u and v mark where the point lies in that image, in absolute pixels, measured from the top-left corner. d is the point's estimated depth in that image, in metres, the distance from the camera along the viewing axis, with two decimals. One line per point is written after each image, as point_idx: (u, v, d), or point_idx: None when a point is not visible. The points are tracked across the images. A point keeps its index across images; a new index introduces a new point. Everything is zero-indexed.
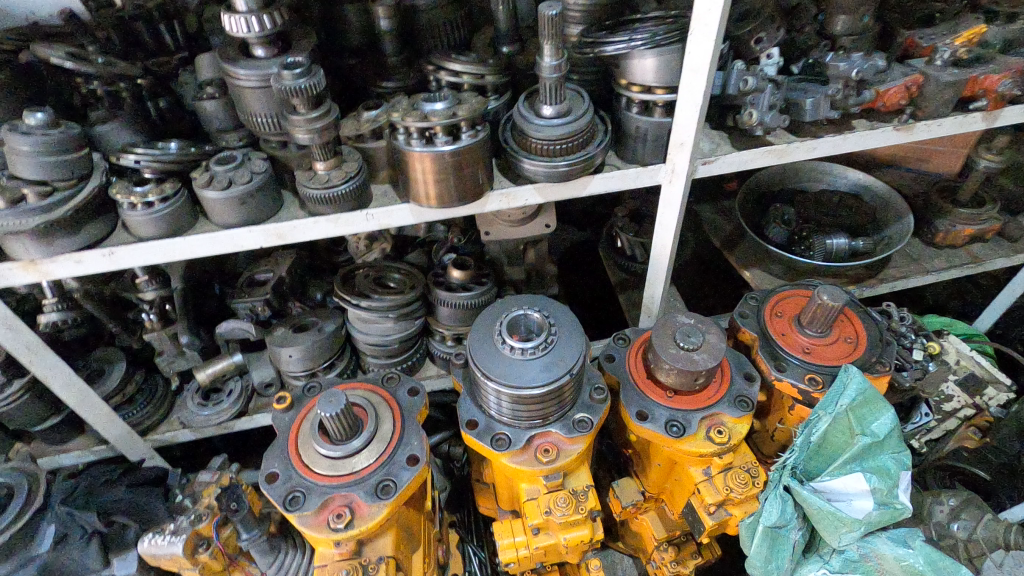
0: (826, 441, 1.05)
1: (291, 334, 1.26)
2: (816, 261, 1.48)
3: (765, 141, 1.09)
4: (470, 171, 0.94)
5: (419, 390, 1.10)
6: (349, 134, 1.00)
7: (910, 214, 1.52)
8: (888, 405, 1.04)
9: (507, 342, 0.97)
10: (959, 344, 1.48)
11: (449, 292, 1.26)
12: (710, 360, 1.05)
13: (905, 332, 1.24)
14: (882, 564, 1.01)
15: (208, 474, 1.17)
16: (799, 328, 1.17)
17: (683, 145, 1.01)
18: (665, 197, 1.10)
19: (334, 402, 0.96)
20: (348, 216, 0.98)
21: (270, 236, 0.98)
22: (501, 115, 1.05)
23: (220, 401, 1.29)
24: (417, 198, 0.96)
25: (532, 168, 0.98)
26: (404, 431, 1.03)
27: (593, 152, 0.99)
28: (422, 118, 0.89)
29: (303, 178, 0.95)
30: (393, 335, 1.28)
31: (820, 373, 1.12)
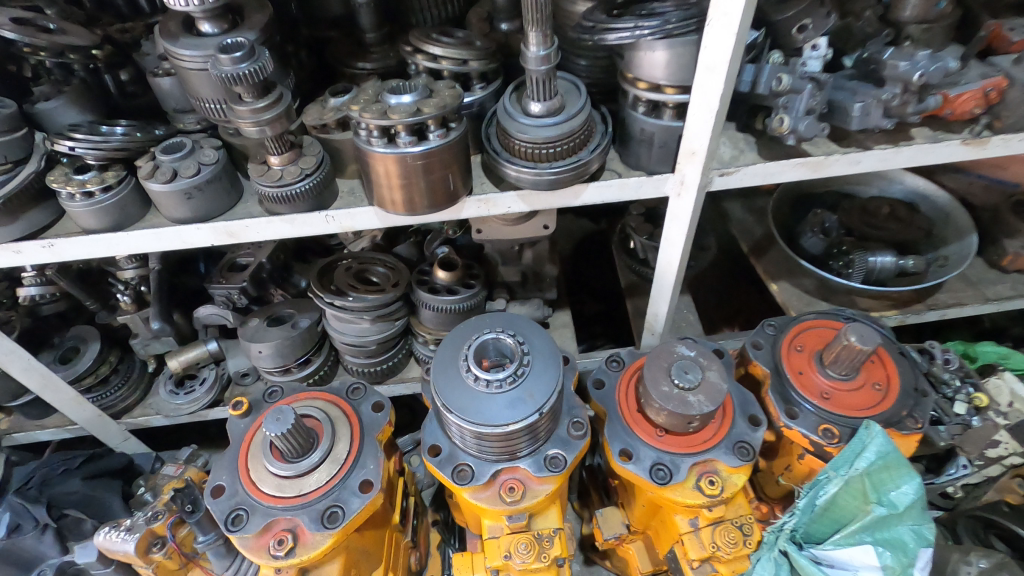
0: (834, 504, 0.92)
1: (264, 328, 1.19)
2: (854, 282, 1.31)
3: (799, 151, 0.92)
4: (441, 176, 0.82)
5: (384, 405, 1.01)
6: (313, 123, 0.89)
7: (974, 233, 1.32)
8: (913, 472, 0.90)
9: (472, 371, 0.86)
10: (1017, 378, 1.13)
11: (431, 294, 1.15)
12: (707, 403, 0.92)
13: (946, 379, 1.08)
14: None
15: (173, 469, 1.15)
16: (820, 367, 1.03)
17: (695, 154, 0.85)
18: (672, 211, 0.95)
19: (281, 419, 0.88)
20: (305, 217, 0.88)
21: (221, 234, 0.89)
22: (487, 107, 0.92)
23: (193, 390, 1.25)
24: (381, 203, 0.85)
25: (515, 173, 0.85)
26: (361, 452, 0.95)
27: (587, 158, 0.84)
28: (382, 115, 0.76)
29: (256, 173, 0.85)
30: (371, 336, 1.19)
31: (837, 425, 0.98)
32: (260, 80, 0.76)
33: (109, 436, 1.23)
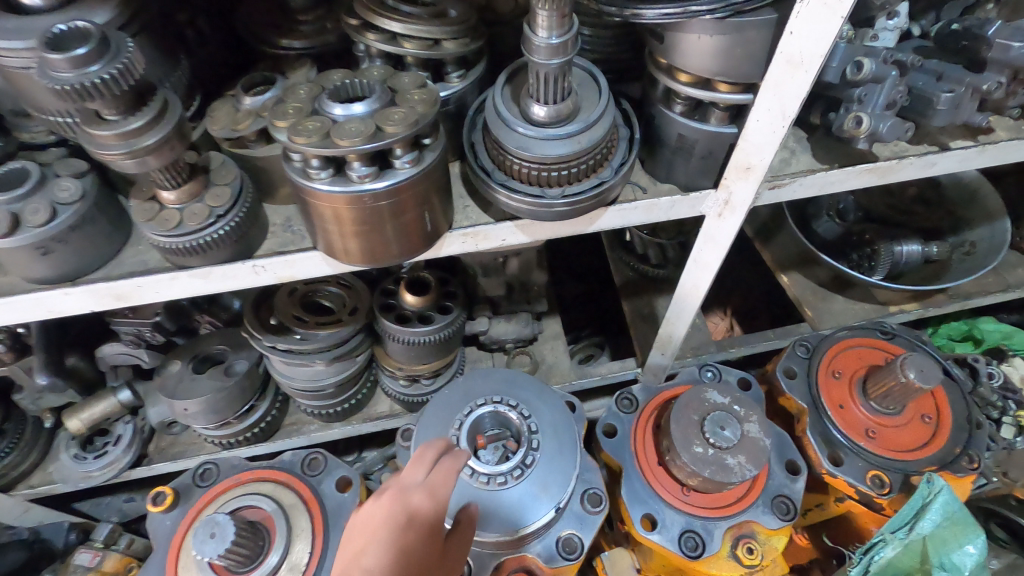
0: (888, 568, 0.80)
1: (189, 376, 0.94)
2: (878, 279, 1.15)
3: (866, 154, 0.73)
4: (415, 216, 0.58)
5: (352, 481, 0.81)
6: (222, 134, 0.62)
7: (1006, 217, 1.15)
8: (979, 532, 0.78)
9: (469, 463, 0.70)
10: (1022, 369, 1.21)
11: (399, 325, 0.93)
12: (750, 466, 0.76)
13: (992, 398, 0.96)
14: None
15: (88, 556, 0.93)
16: (862, 399, 0.89)
17: (750, 169, 0.64)
18: (707, 232, 0.75)
19: (217, 536, 0.67)
20: (223, 270, 0.62)
21: (103, 298, 0.63)
22: (469, 101, 0.67)
23: (106, 452, 1.00)
24: (330, 250, 0.60)
25: (512, 203, 0.62)
26: (327, 550, 0.76)
27: (610, 181, 0.62)
28: (324, 141, 0.51)
29: (143, 217, 0.59)
30: (327, 378, 0.97)
31: (886, 470, 0.85)
32: (129, 89, 0.50)
33: (4, 513, 0.99)
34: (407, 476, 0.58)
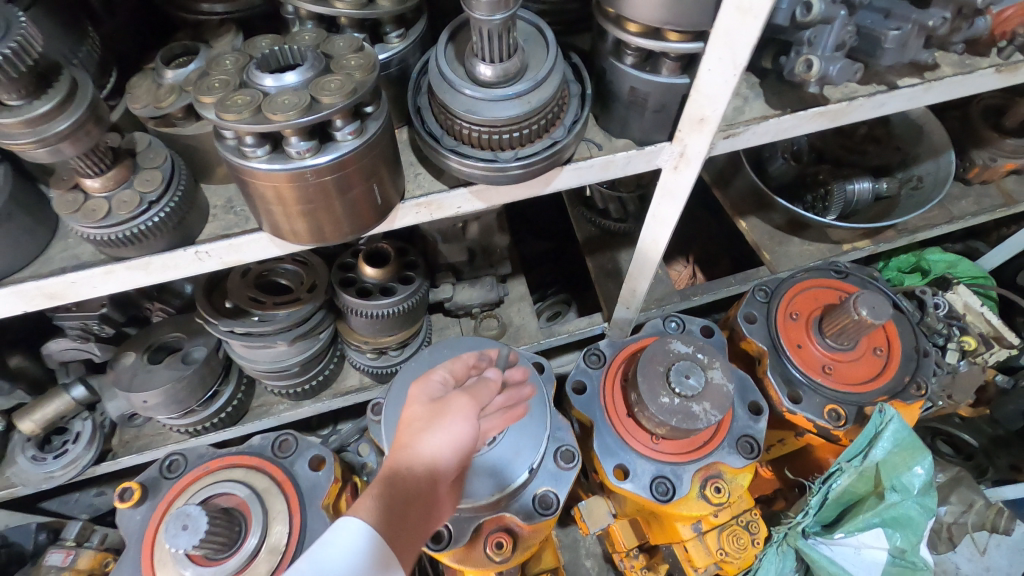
0: (845, 493, 0.85)
1: (144, 368, 0.91)
2: (833, 218, 1.18)
3: (817, 98, 0.73)
4: (364, 188, 0.56)
5: (326, 459, 0.81)
6: (145, 114, 0.58)
7: (951, 151, 1.18)
8: (927, 453, 0.83)
9: None
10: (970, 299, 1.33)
11: (360, 299, 0.91)
12: (714, 411, 0.79)
13: (939, 327, 1.01)
14: None
15: (60, 557, 0.90)
16: (818, 337, 0.92)
17: (704, 121, 0.63)
18: (664, 186, 0.75)
19: (190, 528, 0.66)
20: (164, 260, 0.59)
21: (33, 298, 0.59)
22: (412, 63, 0.64)
23: (66, 451, 0.97)
24: (275, 231, 0.57)
25: (465, 168, 0.60)
26: (306, 529, 0.76)
27: (564, 140, 0.61)
28: (255, 116, 0.48)
29: (67, 209, 0.55)
30: (291, 359, 0.94)
31: (842, 403, 0.89)
32: (30, 69, 0.45)
33: None
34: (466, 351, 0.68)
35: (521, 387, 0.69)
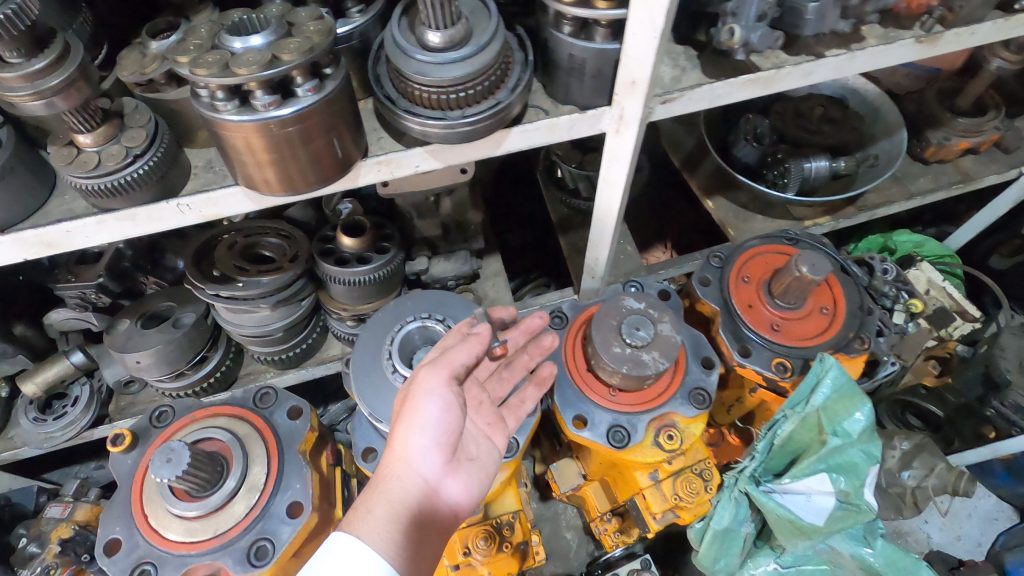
0: (790, 440, 0.91)
1: (138, 332, 0.97)
2: (791, 194, 1.25)
3: (748, 66, 0.79)
4: (325, 142, 0.62)
5: (303, 410, 0.87)
6: (132, 80, 0.65)
7: (904, 129, 1.27)
8: (866, 400, 0.88)
9: (400, 372, 0.75)
10: (931, 272, 1.34)
11: (339, 267, 0.98)
12: (662, 359, 0.85)
13: (886, 290, 1.06)
14: (836, 558, 0.95)
15: (59, 510, 0.96)
16: (768, 298, 0.97)
17: (636, 84, 0.70)
18: (610, 149, 0.81)
19: (173, 461, 0.72)
20: (149, 211, 0.66)
21: (34, 246, 0.66)
22: (372, 36, 0.71)
23: (66, 413, 1.03)
24: (249, 183, 0.64)
25: (420, 127, 0.67)
26: (282, 471, 0.82)
27: (507, 100, 0.67)
28: (223, 71, 0.55)
29: (62, 161, 0.62)
30: (274, 324, 1.01)
31: (790, 357, 0.94)
32: (27, 30, 0.52)
33: None
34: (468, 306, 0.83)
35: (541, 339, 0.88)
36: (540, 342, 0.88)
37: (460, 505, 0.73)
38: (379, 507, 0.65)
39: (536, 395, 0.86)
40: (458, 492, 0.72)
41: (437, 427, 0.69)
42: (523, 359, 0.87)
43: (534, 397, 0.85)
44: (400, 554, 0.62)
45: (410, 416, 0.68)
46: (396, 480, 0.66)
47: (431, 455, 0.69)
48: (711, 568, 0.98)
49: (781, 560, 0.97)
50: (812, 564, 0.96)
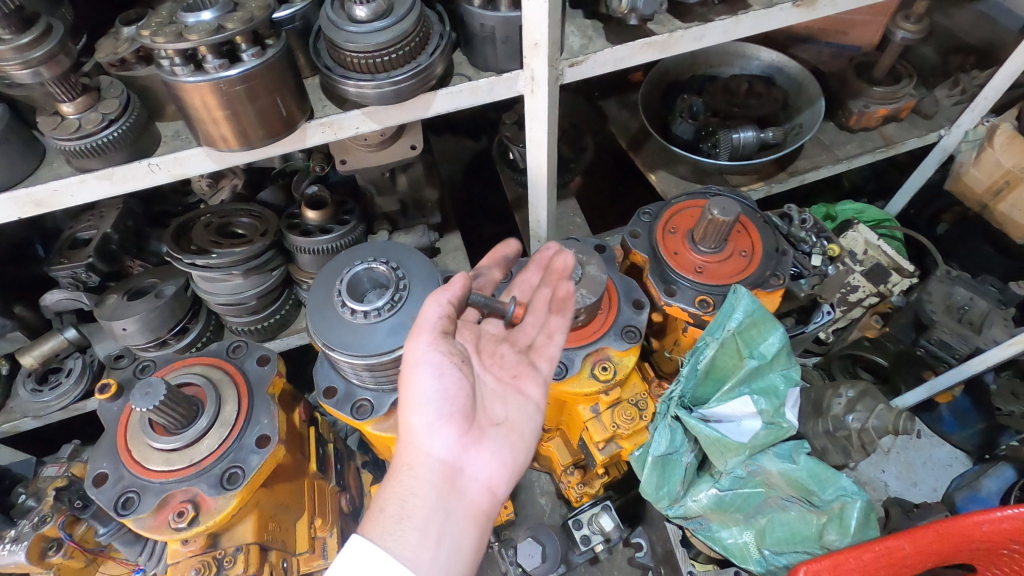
0: (714, 365, 1.01)
1: (124, 303, 1.08)
2: (722, 161, 1.36)
3: (645, 32, 0.91)
4: (270, 101, 0.74)
5: (270, 357, 0.97)
6: (107, 60, 0.77)
7: (823, 98, 1.39)
8: (777, 324, 0.99)
9: (347, 305, 0.84)
10: (869, 233, 1.41)
11: (304, 237, 1.09)
12: (589, 295, 0.95)
13: (805, 237, 1.18)
14: (768, 478, 1.04)
15: (54, 469, 1.05)
16: (692, 245, 1.06)
17: (539, 45, 0.81)
18: (530, 110, 0.92)
19: (150, 393, 0.82)
20: (124, 171, 0.77)
21: (27, 205, 0.77)
22: (313, 20, 0.83)
23: (60, 383, 1.13)
24: (210, 140, 0.76)
25: (356, 89, 0.79)
26: (252, 409, 0.91)
27: (427, 63, 0.79)
28: (177, 38, 0.67)
29: (49, 127, 0.74)
30: (247, 292, 1.12)
31: (711, 294, 1.03)
32: (14, 10, 0.64)
33: None
34: (481, 267, 1.00)
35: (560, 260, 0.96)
36: (556, 266, 0.96)
37: (489, 470, 0.81)
38: (394, 501, 0.76)
39: (562, 324, 0.94)
40: (481, 457, 0.81)
41: (431, 402, 0.78)
42: (543, 293, 0.97)
43: (559, 327, 0.94)
44: (415, 541, 0.72)
45: (405, 398, 0.78)
46: (407, 470, 0.77)
47: (438, 436, 0.78)
48: (655, 498, 1.04)
49: (720, 485, 1.04)
50: (746, 486, 1.04)
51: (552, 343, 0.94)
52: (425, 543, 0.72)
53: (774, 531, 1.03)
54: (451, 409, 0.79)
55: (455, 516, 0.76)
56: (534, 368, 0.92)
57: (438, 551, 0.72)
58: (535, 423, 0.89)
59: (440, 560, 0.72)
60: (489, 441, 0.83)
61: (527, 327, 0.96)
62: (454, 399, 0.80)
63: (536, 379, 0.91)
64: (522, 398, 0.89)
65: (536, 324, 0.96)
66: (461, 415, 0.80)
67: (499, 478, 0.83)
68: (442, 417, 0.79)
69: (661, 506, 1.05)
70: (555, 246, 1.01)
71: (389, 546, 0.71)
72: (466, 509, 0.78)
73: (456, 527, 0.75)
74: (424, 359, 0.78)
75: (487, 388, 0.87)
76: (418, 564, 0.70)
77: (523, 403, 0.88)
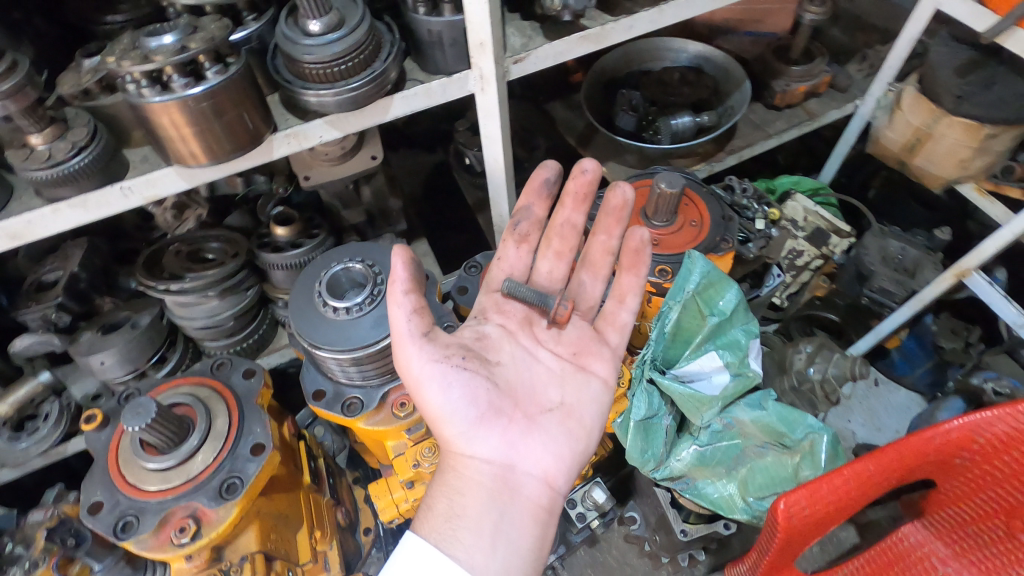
0: (680, 326, 1.09)
1: (100, 338, 1.09)
2: (665, 145, 1.45)
3: (579, 27, 0.99)
4: (236, 114, 0.78)
5: (256, 370, 0.99)
6: (71, 92, 0.80)
7: (748, 80, 1.50)
8: (732, 282, 1.06)
9: (330, 304, 0.88)
10: (806, 202, 1.54)
11: (274, 253, 1.12)
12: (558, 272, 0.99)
13: (747, 204, 1.28)
14: (743, 429, 1.12)
15: (42, 513, 1.03)
16: (646, 221, 1.13)
17: (484, 45, 0.88)
18: (482, 108, 0.99)
19: (142, 413, 0.82)
20: (97, 196, 0.80)
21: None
22: (268, 39, 0.88)
23: (38, 429, 1.12)
24: (180, 159, 0.79)
25: (316, 98, 0.84)
26: (243, 420, 0.93)
27: (382, 68, 0.85)
28: (143, 60, 0.70)
29: (19, 159, 0.76)
30: (224, 313, 1.14)
31: (669, 264, 1.09)
32: None
33: None
34: (520, 212, 1.00)
35: (615, 198, 0.99)
36: (613, 205, 0.99)
37: (541, 461, 0.83)
38: (443, 502, 0.79)
39: (633, 282, 0.96)
40: (530, 451, 0.83)
41: (458, 410, 0.80)
42: (601, 242, 1.01)
43: (633, 284, 0.97)
44: (469, 541, 0.74)
45: (427, 412, 0.80)
46: (452, 473, 0.81)
47: (477, 440, 0.81)
48: (642, 462, 1.07)
49: (699, 441, 1.10)
50: (724, 439, 1.11)
51: (620, 309, 0.99)
52: (482, 541, 0.75)
53: (754, 478, 1.09)
54: (479, 411, 0.81)
55: (510, 515, 0.78)
56: (596, 345, 0.97)
57: (492, 551, 0.75)
58: (595, 401, 0.92)
59: (498, 556, 0.74)
60: (536, 434, 0.85)
61: (589, 286, 1.03)
62: (480, 402, 0.82)
63: (601, 355, 0.96)
64: (587, 374, 0.94)
65: (596, 282, 1.03)
66: (494, 415, 0.82)
67: (554, 469, 0.84)
68: (476, 422, 0.81)
69: (648, 470, 1.09)
70: (595, 168, 1.00)
71: (442, 546, 0.74)
72: (520, 506, 0.80)
73: (510, 525, 0.77)
74: (425, 375, 0.79)
75: (530, 379, 0.90)
76: (472, 565, 0.73)
77: (586, 379, 0.93)
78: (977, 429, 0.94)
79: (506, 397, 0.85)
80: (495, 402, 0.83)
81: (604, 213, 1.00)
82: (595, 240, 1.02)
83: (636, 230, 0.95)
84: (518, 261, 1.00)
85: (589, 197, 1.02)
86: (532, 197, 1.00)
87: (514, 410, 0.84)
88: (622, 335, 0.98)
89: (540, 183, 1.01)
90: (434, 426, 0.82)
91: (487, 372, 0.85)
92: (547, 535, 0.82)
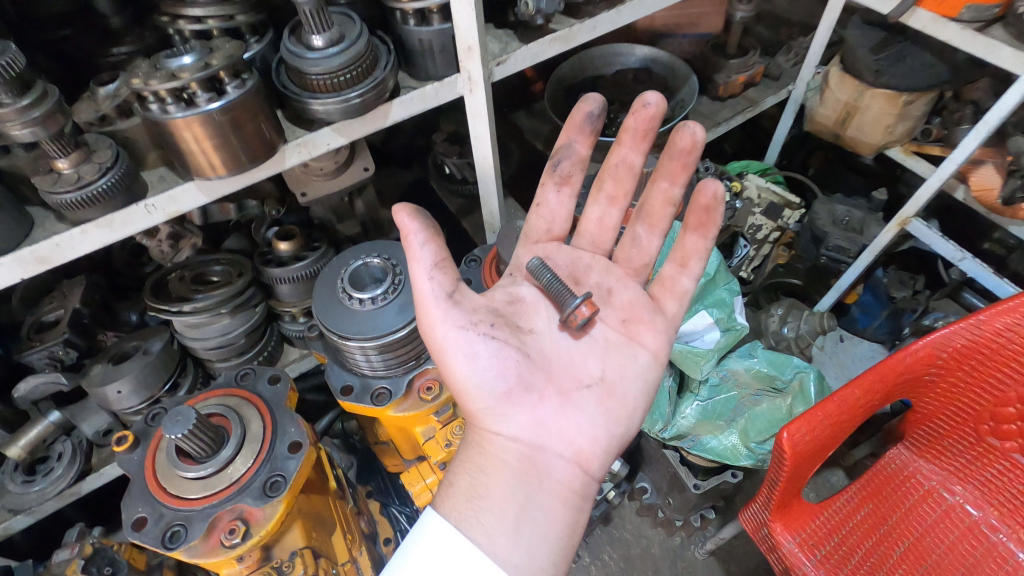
0: None
1: (111, 368, 1.09)
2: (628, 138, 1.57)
3: (550, 30, 1.10)
4: (252, 125, 0.83)
5: (281, 376, 1.02)
6: (89, 119, 0.83)
7: (693, 75, 1.66)
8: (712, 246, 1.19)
9: (354, 297, 0.93)
10: (757, 179, 1.62)
11: (281, 267, 1.16)
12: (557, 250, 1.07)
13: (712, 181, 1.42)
14: (737, 378, 1.24)
15: (68, 551, 1.01)
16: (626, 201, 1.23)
17: (472, 49, 0.97)
18: (471, 108, 1.08)
19: (181, 420, 0.84)
20: (123, 215, 0.83)
21: (29, 263, 0.81)
22: (270, 59, 0.95)
23: (52, 469, 1.10)
24: (201, 172, 0.84)
25: (324, 107, 0.90)
26: (276, 422, 0.96)
27: (382, 76, 0.92)
28: (170, 78, 0.75)
29: (47, 184, 0.79)
30: (235, 331, 1.17)
31: None
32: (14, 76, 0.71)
33: None
34: (563, 150, 1.03)
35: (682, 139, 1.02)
36: (678, 146, 1.03)
37: (569, 442, 0.87)
38: (466, 479, 0.83)
39: (698, 243, 1.03)
40: (557, 431, 0.87)
41: (486, 385, 0.85)
42: (662, 189, 1.07)
43: (698, 243, 1.03)
44: (489, 522, 0.79)
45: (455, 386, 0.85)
46: (479, 451, 0.85)
47: (503, 417, 0.86)
48: (651, 422, 1.19)
49: (700, 397, 1.20)
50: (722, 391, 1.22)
51: (681, 275, 1.04)
52: (505, 522, 0.79)
53: (754, 425, 1.16)
54: (507, 386, 0.86)
55: (536, 497, 0.82)
56: (650, 314, 1.02)
57: (515, 534, 0.78)
58: (638, 377, 0.96)
59: (518, 537, 0.78)
60: (567, 416, 0.89)
61: (644, 239, 1.09)
62: (510, 379, 0.86)
63: (655, 326, 1.01)
64: (636, 346, 0.98)
65: (652, 236, 1.09)
66: (524, 391, 0.87)
67: (584, 453, 0.88)
68: (505, 399, 0.86)
69: (656, 430, 1.18)
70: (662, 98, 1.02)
71: (465, 526, 0.79)
72: (549, 489, 0.83)
73: (536, 509, 0.81)
74: (453, 346, 0.84)
75: (566, 358, 0.94)
76: (493, 547, 0.77)
77: (633, 351, 0.98)
78: (937, 346, 1.05)
79: (537, 376, 0.89)
80: (522, 377, 0.87)
81: (671, 154, 1.05)
82: (657, 187, 1.08)
83: (709, 184, 1.00)
84: (559, 204, 1.07)
85: (648, 132, 1.06)
86: (574, 133, 1.03)
87: (546, 385, 0.89)
88: (680, 304, 1.04)
89: (583, 117, 1.03)
90: (463, 401, 0.88)
91: (517, 341, 0.89)
92: (575, 522, 0.85)
